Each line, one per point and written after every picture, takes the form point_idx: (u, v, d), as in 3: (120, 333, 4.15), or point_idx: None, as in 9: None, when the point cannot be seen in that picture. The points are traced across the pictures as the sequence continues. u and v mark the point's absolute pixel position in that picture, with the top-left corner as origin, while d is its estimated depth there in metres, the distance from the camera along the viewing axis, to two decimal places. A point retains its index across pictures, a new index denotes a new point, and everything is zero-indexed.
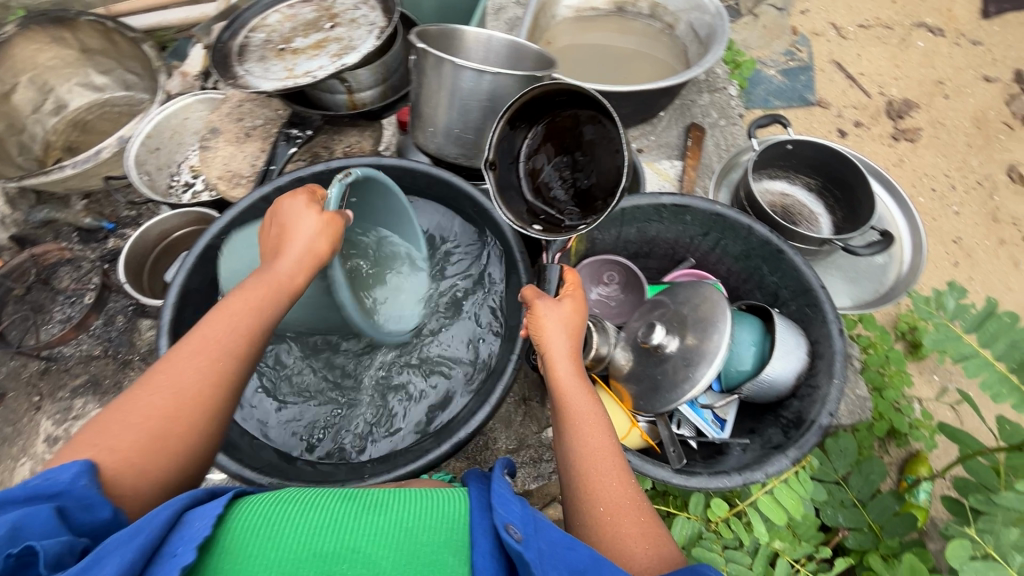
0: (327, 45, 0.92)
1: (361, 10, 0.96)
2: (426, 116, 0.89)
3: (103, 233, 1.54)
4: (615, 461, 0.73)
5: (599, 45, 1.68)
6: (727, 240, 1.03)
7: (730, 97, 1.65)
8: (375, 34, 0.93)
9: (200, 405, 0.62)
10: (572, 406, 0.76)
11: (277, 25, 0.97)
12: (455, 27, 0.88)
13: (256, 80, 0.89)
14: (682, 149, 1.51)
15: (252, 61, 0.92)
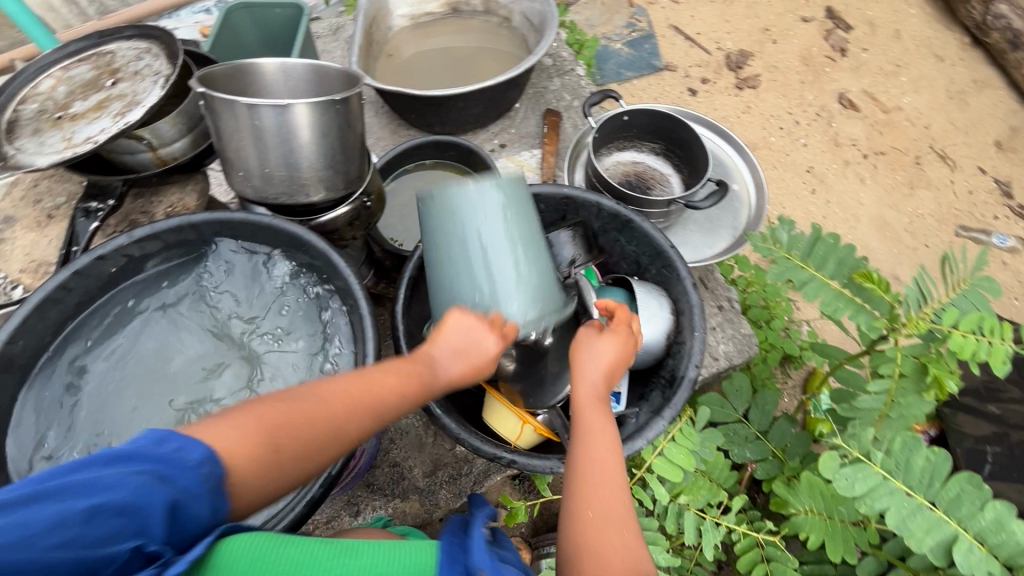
0: (109, 105, 0.84)
1: (144, 60, 0.88)
2: (234, 161, 0.82)
3: None
4: (616, 490, 0.67)
5: (442, 49, 1.67)
6: (583, 219, 1.04)
7: (579, 78, 1.69)
8: (160, 83, 0.85)
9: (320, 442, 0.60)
10: (592, 429, 0.72)
11: (51, 91, 0.87)
12: (247, 62, 0.83)
13: (30, 156, 0.80)
14: (541, 136, 1.54)
15: (26, 136, 0.83)
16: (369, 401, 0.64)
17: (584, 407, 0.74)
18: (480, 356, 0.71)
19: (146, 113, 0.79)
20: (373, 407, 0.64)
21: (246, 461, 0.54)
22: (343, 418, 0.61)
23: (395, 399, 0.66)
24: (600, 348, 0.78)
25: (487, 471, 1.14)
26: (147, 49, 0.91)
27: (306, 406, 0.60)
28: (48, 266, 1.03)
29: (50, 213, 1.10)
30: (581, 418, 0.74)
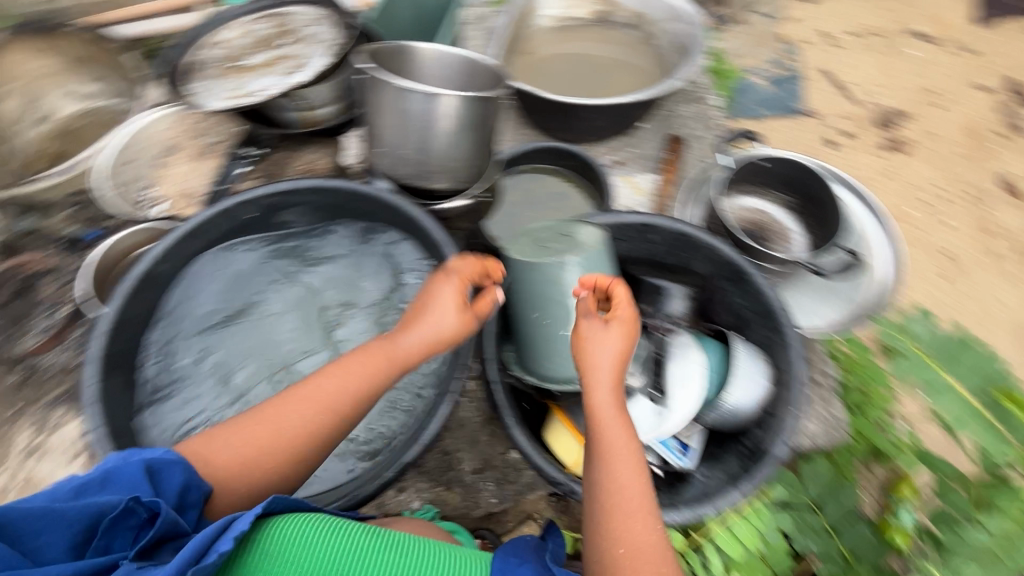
0: (282, 64, 0.91)
1: (318, 27, 0.95)
2: (376, 135, 0.87)
3: (80, 242, 1.50)
4: (646, 501, 0.68)
5: (579, 55, 1.67)
6: (694, 258, 0.99)
7: (712, 108, 1.62)
8: (330, 52, 0.91)
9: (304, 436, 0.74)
10: (606, 435, 0.73)
11: (234, 40, 0.96)
12: (409, 45, 0.86)
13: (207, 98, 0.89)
14: (660, 160, 1.49)
15: (206, 78, 0.91)
16: (344, 384, 0.77)
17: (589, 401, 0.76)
18: (446, 336, 0.81)
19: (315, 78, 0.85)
20: (345, 396, 0.77)
21: (237, 447, 0.72)
22: (329, 399, 0.76)
23: (364, 377, 0.78)
24: (608, 339, 0.78)
25: (533, 484, 1.14)
26: (326, 19, 0.96)
27: (289, 400, 0.75)
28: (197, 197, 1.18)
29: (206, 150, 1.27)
30: (598, 428, 0.74)
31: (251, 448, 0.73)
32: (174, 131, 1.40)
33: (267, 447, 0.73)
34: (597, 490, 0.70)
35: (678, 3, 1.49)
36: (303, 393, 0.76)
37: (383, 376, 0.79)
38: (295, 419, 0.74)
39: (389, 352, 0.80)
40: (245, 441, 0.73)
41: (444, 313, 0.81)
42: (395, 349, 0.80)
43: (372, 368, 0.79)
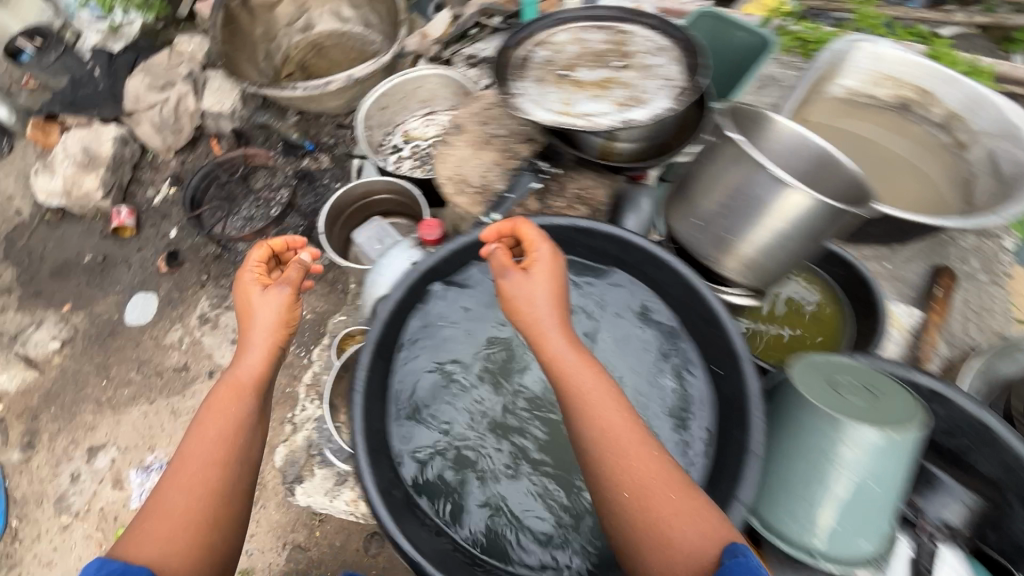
0: (615, 88, 0.86)
1: (659, 60, 0.90)
2: (693, 202, 0.91)
3: (300, 151, 2.17)
4: (636, 429, 0.76)
5: (857, 139, 1.47)
6: (983, 457, 0.95)
7: (1003, 249, 1.36)
8: (668, 94, 0.86)
9: (208, 494, 0.78)
10: (575, 378, 0.80)
11: (563, 45, 0.93)
12: (775, 117, 0.86)
13: (529, 102, 0.86)
14: (921, 293, 1.29)
15: (529, 80, 0.89)
16: (220, 423, 0.83)
17: (545, 343, 0.83)
18: (285, 313, 0.95)
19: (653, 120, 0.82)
20: (224, 427, 0.83)
21: (178, 533, 0.75)
22: (220, 434, 0.82)
23: (240, 405, 0.86)
24: (533, 287, 0.85)
25: None
26: (665, 47, 0.92)
27: (194, 446, 0.81)
28: (466, 188, 1.00)
29: (488, 134, 1.02)
30: (565, 373, 0.80)
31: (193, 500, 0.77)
32: (434, 95, 1.49)
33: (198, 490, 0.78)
34: (584, 433, 0.77)
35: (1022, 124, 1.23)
36: (169, 478, 0.79)
37: (244, 394, 0.87)
38: (197, 491, 0.78)
39: (238, 376, 0.89)
40: (187, 495, 0.77)
41: (266, 305, 0.94)
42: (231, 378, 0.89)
43: (227, 405, 0.86)
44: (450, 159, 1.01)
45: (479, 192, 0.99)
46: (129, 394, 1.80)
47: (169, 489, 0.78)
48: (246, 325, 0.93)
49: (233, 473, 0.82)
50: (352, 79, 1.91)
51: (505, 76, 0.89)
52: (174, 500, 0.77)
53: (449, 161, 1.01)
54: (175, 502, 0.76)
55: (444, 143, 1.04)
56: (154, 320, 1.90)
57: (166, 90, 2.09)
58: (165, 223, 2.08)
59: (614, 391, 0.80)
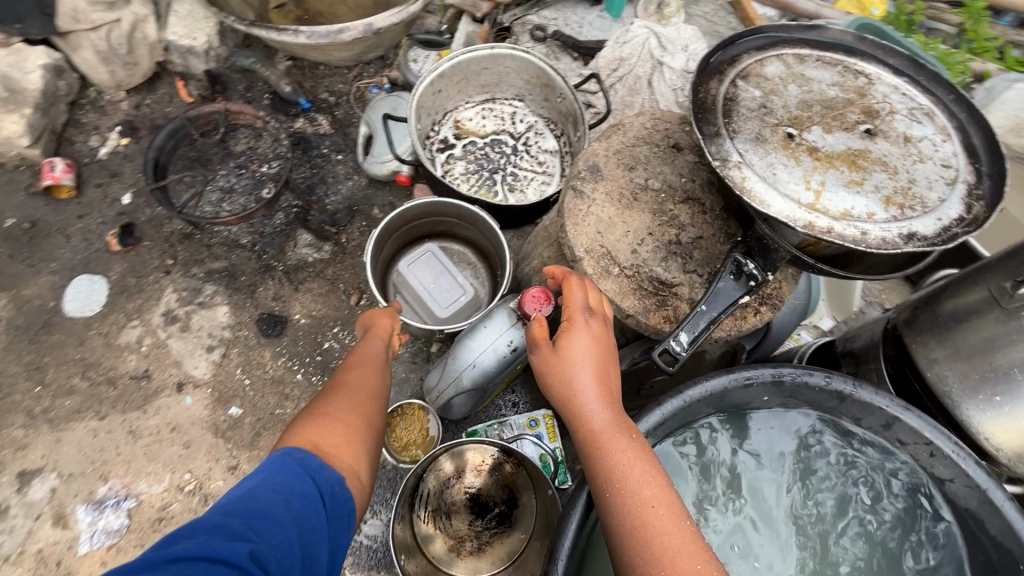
0: (877, 170, 0.56)
1: (927, 130, 0.59)
2: (965, 342, 0.86)
3: (292, 108, 1.75)
4: (686, 532, 0.57)
5: None
6: None
7: None
8: (956, 192, 0.56)
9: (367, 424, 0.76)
10: (614, 450, 0.61)
11: (781, 83, 0.62)
12: None
13: (758, 179, 0.55)
14: None
15: (746, 137, 0.58)
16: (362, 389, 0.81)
17: (600, 437, 0.62)
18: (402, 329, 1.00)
19: (946, 232, 0.53)
20: (375, 384, 0.83)
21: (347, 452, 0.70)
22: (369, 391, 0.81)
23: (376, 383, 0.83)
24: (575, 344, 0.67)
25: None
26: (929, 111, 0.61)
27: (350, 392, 0.79)
28: (614, 268, 0.71)
29: (634, 188, 0.74)
30: (597, 453, 0.62)
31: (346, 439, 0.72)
32: (500, 81, 1.20)
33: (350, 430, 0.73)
34: (618, 527, 0.58)
35: None
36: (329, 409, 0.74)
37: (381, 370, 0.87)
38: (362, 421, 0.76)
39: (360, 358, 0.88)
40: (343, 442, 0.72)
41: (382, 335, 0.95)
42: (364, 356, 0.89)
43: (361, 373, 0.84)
44: (587, 222, 0.72)
45: (632, 274, 0.71)
46: (71, 407, 1.45)
47: (329, 416, 0.73)
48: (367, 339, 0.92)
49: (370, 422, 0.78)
50: (372, 30, 1.51)
51: (700, 125, 0.58)
52: (340, 425, 0.72)
53: (587, 226, 0.72)
54: (342, 423, 0.72)
55: (572, 194, 0.74)
56: (103, 313, 1.53)
57: (116, 8, 1.59)
58: (114, 184, 1.65)
59: (653, 473, 0.60)
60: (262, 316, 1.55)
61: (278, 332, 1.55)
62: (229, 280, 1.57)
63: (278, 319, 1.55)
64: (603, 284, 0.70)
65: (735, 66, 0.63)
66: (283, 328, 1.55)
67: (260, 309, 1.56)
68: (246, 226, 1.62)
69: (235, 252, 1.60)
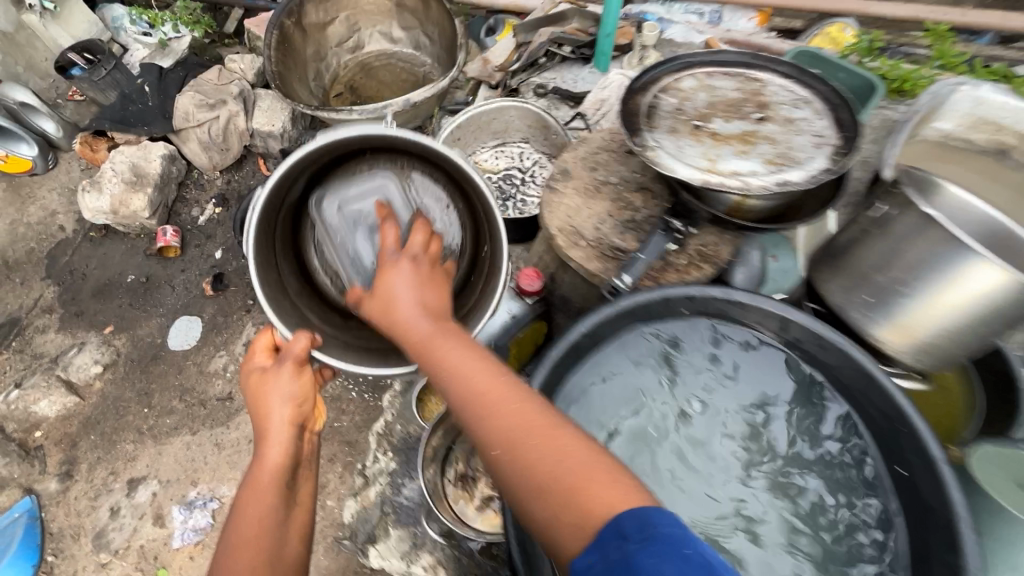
0: (760, 143, 0.75)
1: (804, 112, 0.78)
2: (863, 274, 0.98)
3: None
4: (523, 398, 0.74)
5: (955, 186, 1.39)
6: None
7: None
8: (825, 153, 0.73)
9: (266, 545, 0.75)
10: (454, 362, 0.78)
11: (691, 91, 0.84)
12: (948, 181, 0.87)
13: (668, 156, 0.75)
14: None
15: (662, 130, 0.79)
16: (254, 523, 0.76)
17: (427, 347, 0.81)
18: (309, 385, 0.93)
19: (819, 180, 0.70)
20: (270, 488, 0.80)
21: None
22: (251, 538, 0.75)
23: (273, 501, 0.79)
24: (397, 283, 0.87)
25: None
26: (808, 100, 0.80)
27: (247, 509, 0.78)
28: (581, 240, 0.91)
29: (597, 182, 0.96)
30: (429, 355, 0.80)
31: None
32: (509, 128, 1.48)
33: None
34: (473, 427, 0.72)
35: None
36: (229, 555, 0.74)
37: (285, 470, 0.82)
38: (259, 545, 0.75)
39: (260, 478, 0.81)
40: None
41: (280, 397, 0.85)
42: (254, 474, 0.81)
43: (253, 505, 0.78)
44: (560, 209, 0.94)
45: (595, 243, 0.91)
46: (171, 424, 1.73)
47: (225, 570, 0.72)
48: (261, 430, 0.84)
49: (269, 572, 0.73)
50: (410, 103, 1.85)
51: (627, 128, 0.78)
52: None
53: (560, 211, 0.94)
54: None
55: (547, 190, 0.97)
56: (198, 346, 1.85)
57: (216, 108, 2.04)
58: (209, 244, 2.03)
59: (480, 371, 0.76)
60: None
61: None
62: None
63: None
64: (573, 252, 0.90)
65: (656, 83, 0.85)
66: None
67: None
68: None
69: None
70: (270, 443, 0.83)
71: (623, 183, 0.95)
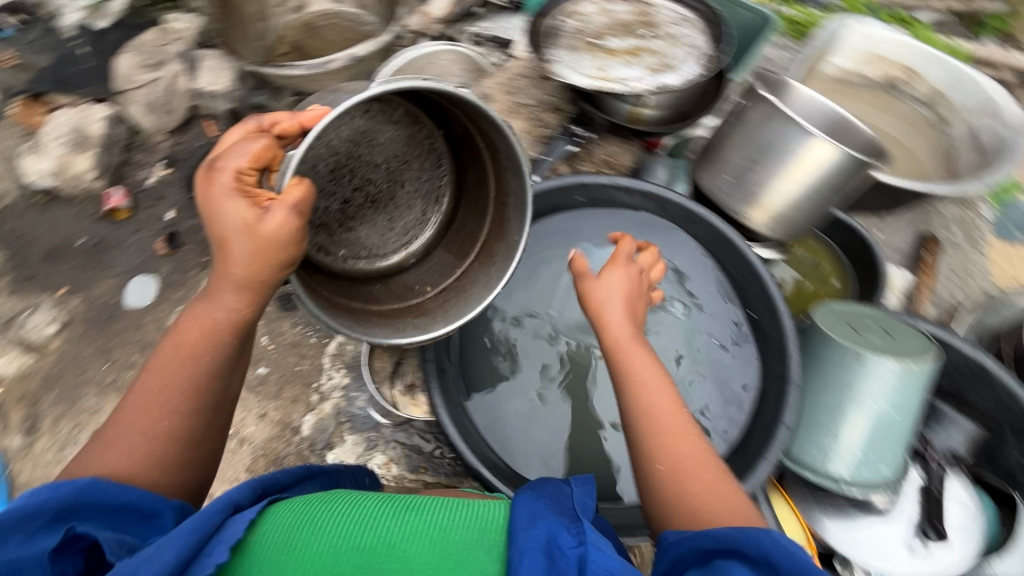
0: (646, 58, 1.31)
1: (682, 32, 1.36)
2: (724, 160, 1.16)
3: None
4: (666, 388, 0.91)
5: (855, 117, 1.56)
6: (976, 393, 1.04)
7: (982, 218, 1.48)
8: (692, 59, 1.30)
9: (166, 391, 0.83)
10: (642, 376, 0.90)
11: (592, 18, 1.38)
12: (793, 83, 1.09)
13: (568, 72, 1.24)
14: (914, 259, 1.40)
15: (564, 49, 1.30)
16: (190, 359, 0.84)
17: (624, 348, 0.92)
18: (240, 219, 0.79)
19: (684, 84, 1.23)
20: (199, 348, 0.84)
21: (133, 440, 0.81)
22: (174, 382, 0.83)
23: (206, 357, 0.85)
24: (612, 285, 0.96)
25: None
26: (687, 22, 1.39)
27: (147, 376, 0.84)
28: None
29: (514, 106, 1.36)
30: (617, 354, 0.92)
31: (152, 448, 0.81)
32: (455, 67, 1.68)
33: (149, 433, 0.81)
34: (643, 444, 0.86)
35: (998, 97, 1.35)
36: (127, 412, 0.83)
37: (211, 345, 0.85)
38: (168, 384, 0.83)
39: (188, 335, 0.85)
40: (143, 442, 0.81)
41: (236, 224, 0.79)
42: (197, 316, 0.86)
43: (190, 342, 0.84)
44: None
45: None
46: (133, 376, 1.77)
47: (119, 422, 0.82)
48: (222, 258, 0.82)
49: (175, 415, 0.83)
50: (354, 58, 1.81)
51: (554, 76, 1.23)
52: (132, 433, 0.81)
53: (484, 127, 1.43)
54: (129, 429, 0.81)
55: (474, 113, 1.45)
56: (154, 303, 1.88)
57: (159, 70, 2.07)
58: (160, 205, 2.04)
59: (673, 403, 0.88)
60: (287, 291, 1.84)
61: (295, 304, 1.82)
62: None
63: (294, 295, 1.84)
64: None
65: (566, 14, 1.37)
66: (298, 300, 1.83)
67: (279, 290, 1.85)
68: None
69: None
70: (230, 291, 0.84)
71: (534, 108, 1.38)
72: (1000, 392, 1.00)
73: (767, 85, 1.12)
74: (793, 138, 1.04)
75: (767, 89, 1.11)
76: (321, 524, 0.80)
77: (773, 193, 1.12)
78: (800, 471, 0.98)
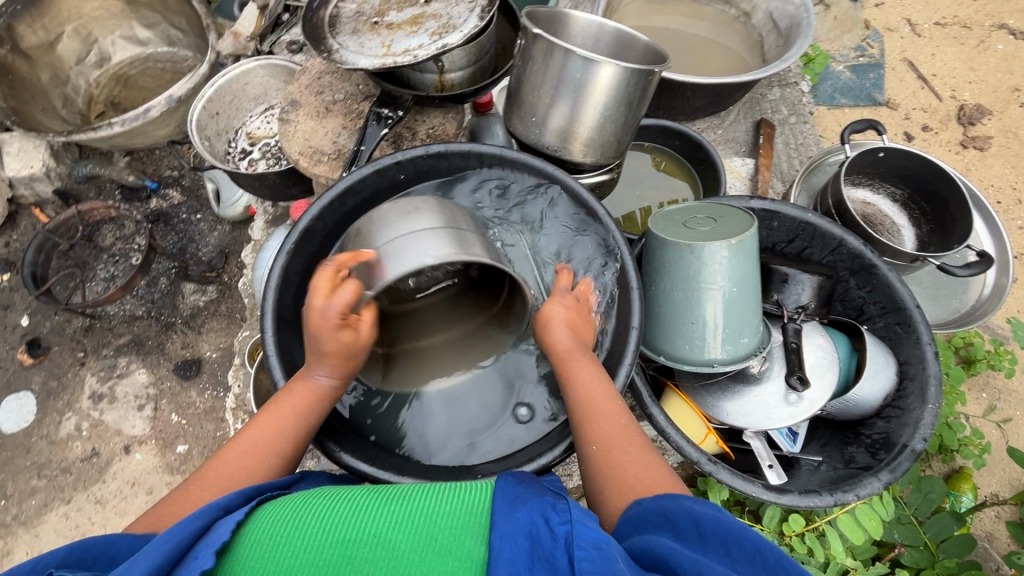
0: (425, 24, 1.14)
1: None
2: (529, 104, 1.08)
3: (143, 191, 1.94)
4: (615, 407, 0.81)
5: (670, 30, 1.64)
6: (813, 247, 1.12)
7: (801, 93, 1.62)
8: (476, 14, 1.13)
9: (272, 448, 0.77)
10: (584, 385, 0.82)
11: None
12: (569, 14, 1.10)
13: (353, 55, 1.10)
14: (752, 145, 1.51)
15: (346, 34, 1.15)
16: (290, 426, 0.79)
17: (566, 360, 0.85)
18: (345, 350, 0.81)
19: (465, 40, 1.07)
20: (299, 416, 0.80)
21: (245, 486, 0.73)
22: (281, 438, 0.78)
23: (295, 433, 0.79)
24: (553, 312, 0.89)
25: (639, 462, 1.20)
26: None
27: (245, 437, 0.77)
28: (320, 156, 1.26)
29: (326, 106, 1.32)
30: (567, 369, 0.85)
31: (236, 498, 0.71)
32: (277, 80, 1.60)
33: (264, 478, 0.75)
34: (588, 457, 0.77)
35: None
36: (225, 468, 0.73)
37: (314, 416, 0.82)
38: (264, 444, 0.77)
39: (285, 411, 0.80)
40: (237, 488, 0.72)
41: (341, 347, 0.80)
42: (303, 381, 0.82)
43: (298, 412, 0.80)
44: (299, 135, 1.29)
45: (333, 156, 1.26)
46: (38, 503, 1.61)
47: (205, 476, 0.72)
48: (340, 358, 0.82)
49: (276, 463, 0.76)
50: (174, 99, 1.69)
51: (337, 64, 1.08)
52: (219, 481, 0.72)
53: (299, 137, 1.29)
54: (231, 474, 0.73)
55: (289, 123, 1.31)
56: (37, 420, 1.71)
57: None
58: (9, 314, 1.84)
59: (622, 422, 0.79)
60: (180, 359, 1.73)
61: (193, 369, 1.71)
62: (138, 347, 1.75)
63: (189, 361, 1.72)
64: (315, 166, 1.25)
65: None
66: (194, 364, 1.72)
67: (173, 360, 1.73)
68: (135, 299, 1.80)
69: (129, 322, 1.78)
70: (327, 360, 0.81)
71: (349, 103, 1.32)
72: (832, 243, 1.08)
73: (545, 23, 1.10)
74: (577, 67, 0.99)
75: (544, 22, 1.09)
76: (305, 522, 0.59)
77: (582, 123, 1.05)
78: (678, 365, 0.97)
